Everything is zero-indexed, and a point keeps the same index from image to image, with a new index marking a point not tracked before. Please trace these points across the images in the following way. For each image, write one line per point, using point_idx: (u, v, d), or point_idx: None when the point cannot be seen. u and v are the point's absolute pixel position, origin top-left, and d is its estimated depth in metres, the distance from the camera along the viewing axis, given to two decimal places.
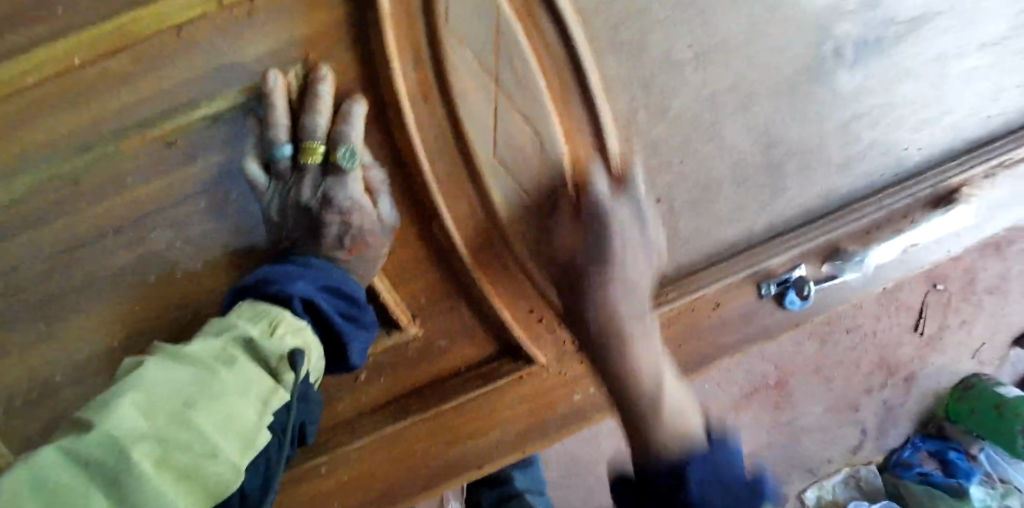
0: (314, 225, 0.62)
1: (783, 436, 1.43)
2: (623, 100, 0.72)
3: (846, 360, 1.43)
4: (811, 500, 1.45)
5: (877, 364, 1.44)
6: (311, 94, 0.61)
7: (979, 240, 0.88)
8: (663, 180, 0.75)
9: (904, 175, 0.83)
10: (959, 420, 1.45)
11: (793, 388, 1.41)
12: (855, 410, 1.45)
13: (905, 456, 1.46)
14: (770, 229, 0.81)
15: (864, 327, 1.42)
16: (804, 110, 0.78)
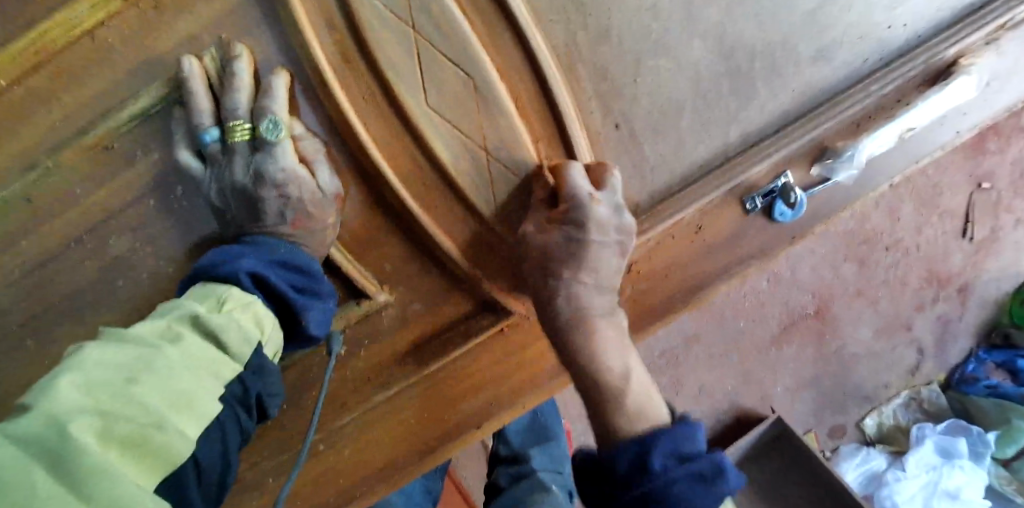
0: (254, 204, 0.62)
1: (829, 366, 1.36)
2: (557, 27, 0.68)
3: (891, 278, 1.34)
4: (871, 428, 1.38)
5: (926, 278, 1.34)
6: (229, 73, 0.61)
7: (991, 116, 0.80)
8: (618, 106, 0.72)
9: (890, 56, 0.75)
10: None
11: (834, 315, 1.34)
12: (908, 329, 1.37)
13: (969, 371, 1.36)
14: (746, 140, 0.76)
15: (905, 241, 1.32)
16: (763, 6, 0.71)
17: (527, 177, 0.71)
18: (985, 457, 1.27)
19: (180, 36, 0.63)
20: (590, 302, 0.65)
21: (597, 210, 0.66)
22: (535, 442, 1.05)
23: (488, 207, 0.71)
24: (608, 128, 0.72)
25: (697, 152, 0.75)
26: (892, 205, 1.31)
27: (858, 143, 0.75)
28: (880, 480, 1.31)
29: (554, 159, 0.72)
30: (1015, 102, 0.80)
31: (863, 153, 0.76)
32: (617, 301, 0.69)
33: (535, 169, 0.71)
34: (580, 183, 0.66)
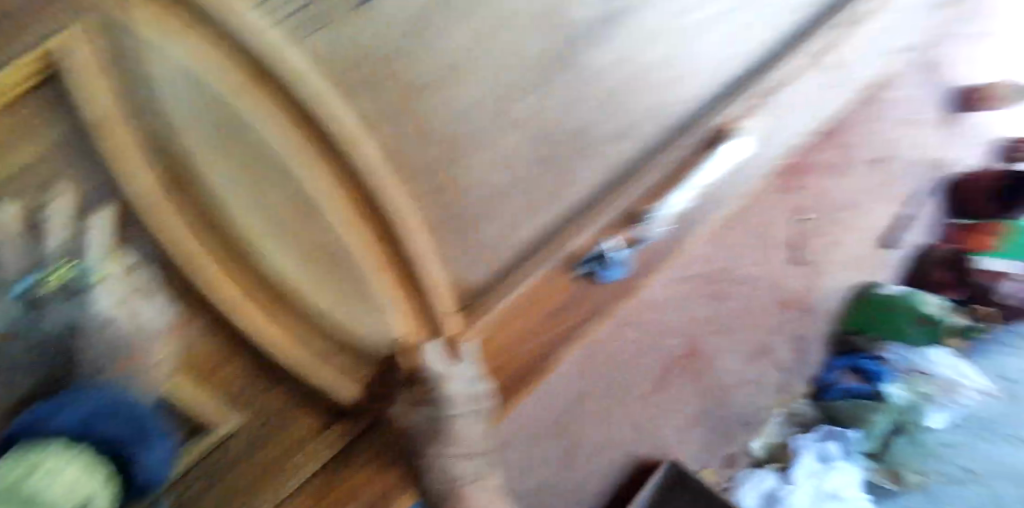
0: (68, 344, 0.58)
1: (703, 399, 1.59)
2: (386, 135, 0.67)
3: (730, 314, 1.58)
4: (756, 448, 1.74)
5: (753, 309, 1.64)
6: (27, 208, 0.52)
7: (750, 173, 1.00)
8: (449, 198, 0.75)
9: (675, 127, 0.87)
10: (866, 329, 1.85)
11: (696, 353, 1.53)
12: (758, 357, 1.65)
13: (828, 379, 1.81)
14: (568, 214, 0.84)
15: (737, 282, 1.58)
16: (567, 96, 0.77)
17: (393, 353, 0.77)
18: (856, 452, 1.69)
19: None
20: (444, 433, 0.82)
21: (454, 387, 0.81)
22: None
23: (337, 311, 0.71)
24: (442, 219, 0.75)
25: (525, 231, 0.82)
26: (724, 251, 1.52)
27: (667, 197, 0.87)
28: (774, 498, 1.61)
29: (395, 261, 0.73)
30: (773, 155, 1.00)
31: (673, 207, 0.88)
32: (461, 400, 0.83)
33: (400, 347, 0.77)
34: (435, 365, 0.78)
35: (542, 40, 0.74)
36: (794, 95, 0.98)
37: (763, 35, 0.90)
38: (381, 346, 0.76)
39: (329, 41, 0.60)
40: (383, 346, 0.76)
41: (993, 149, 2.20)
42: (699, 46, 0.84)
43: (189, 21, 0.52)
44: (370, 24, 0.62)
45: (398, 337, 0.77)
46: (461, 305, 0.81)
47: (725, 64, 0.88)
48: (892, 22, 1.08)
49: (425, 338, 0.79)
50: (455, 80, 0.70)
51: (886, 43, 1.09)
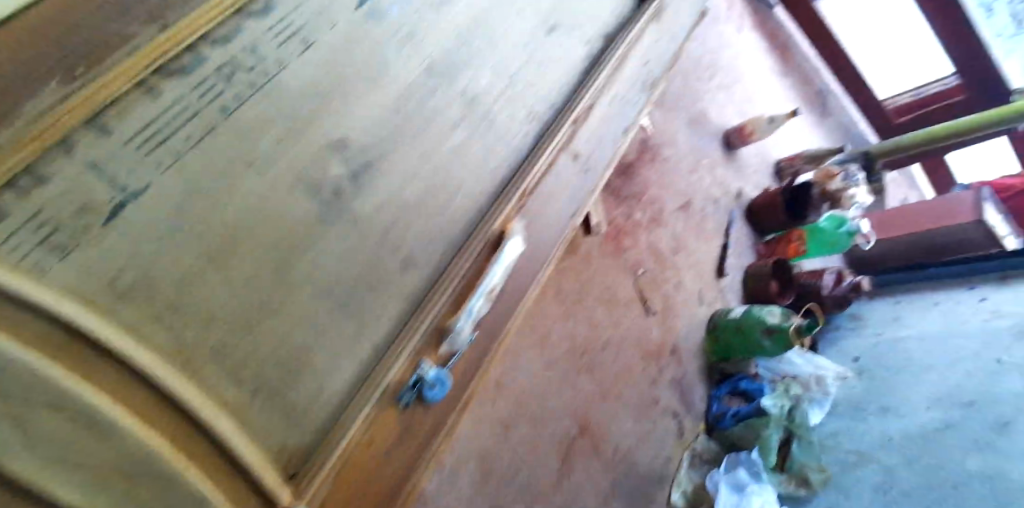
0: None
1: (603, 464, 1.91)
2: (162, 333, 0.70)
3: (595, 387, 1.95)
4: (678, 499, 2.01)
5: (615, 377, 2.01)
6: None
7: (551, 260, 1.07)
8: (250, 374, 0.77)
9: (460, 244, 0.95)
10: (729, 355, 2.24)
11: (576, 428, 1.88)
12: (644, 414, 2.05)
13: (715, 409, 2.18)
14: (377, 351, 0.88)
15: (593, 362, 1.96)
16: (341, 247, 0.84)
17: None
18: (760, 472, 1.95)
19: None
20: None
21: None
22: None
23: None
24: (247, 396, 0.76)
25: (337, 381, 0.84)
26: (570, 341, 1.92)
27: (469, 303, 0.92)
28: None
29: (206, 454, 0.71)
30: (563, 234, 1.07)
31: (478, 311, 0.92)
32: None
33: None
34: None
35: (303, 204, 0.81)
36: (565, 177, 1.07)
37: (509, 144, 1.03)
38: None
39: (82, 267, 0.64)
40: None
41: (758, 177, 2.65)
42: (454, 171, 0.95)
43: None
44: (119, 234, 0.67)
45: None
46: (289, 471, 0.80)
47: (484, 178, 0.99)
48: (635, 96, 1.23)
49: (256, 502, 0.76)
50: (224, 264, 0.75)
51: (637, 106, 1.23)
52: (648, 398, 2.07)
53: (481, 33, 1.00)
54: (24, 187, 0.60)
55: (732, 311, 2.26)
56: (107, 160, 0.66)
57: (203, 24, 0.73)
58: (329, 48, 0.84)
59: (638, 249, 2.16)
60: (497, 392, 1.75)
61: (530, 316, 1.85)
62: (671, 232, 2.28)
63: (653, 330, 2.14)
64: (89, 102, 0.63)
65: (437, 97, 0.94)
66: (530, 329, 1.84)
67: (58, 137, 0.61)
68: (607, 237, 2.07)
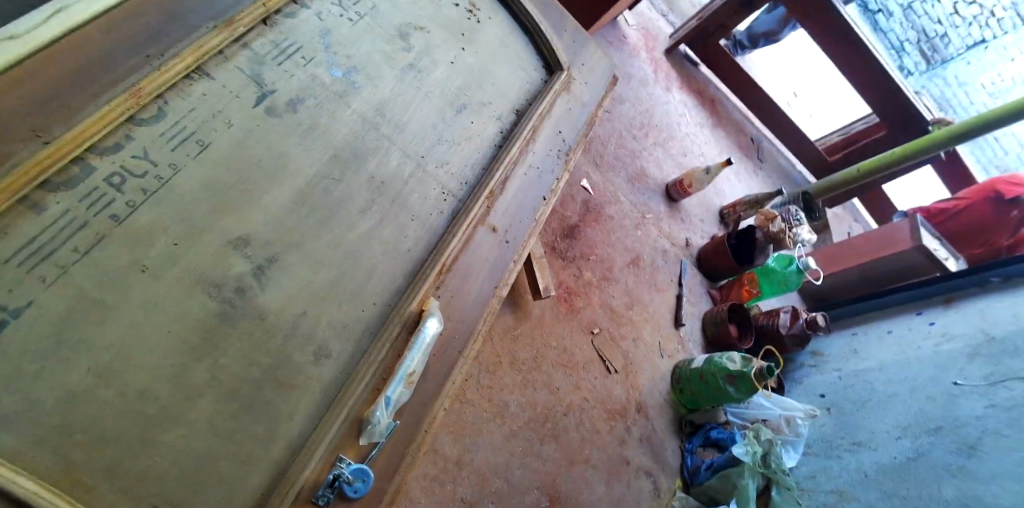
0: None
1: None
2: (44, 456, 0.68)
3: (563, 453, 1.86)
4: None
5: (583, 440, 1.93)
6: None
7: (478, 336, 1.05)
8: (149, 488, 0.73)
9: (377, 328, 0.93)
10: (696, 406, 2.19)
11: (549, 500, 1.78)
12: (617, 478, 1.96)
13: (691, 463, 2.12)
14: (292, 449, 0.82)
15: (559, 428, 1.89)
16: (245, 344, 0.83)
17: None
18: None
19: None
20: None
21: None
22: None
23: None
24: None
25: (247, 488, 0.78)
26: (534, 408, 1.86)
27: (386, 389, 0.88)
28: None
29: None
30: (485, 306, 1.06)
31: (396, 397, 0.89)
32: None
33: None
34: None
35: (201, 303, 0.81)
36: (484, 249, 1.07)
37: (424, 223, 1.03)
38: None
39: None
40: None
41: (703, 225, 2.73)
42: (366, 253, 0.96)
43: None
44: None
45: None
46: None
47: (400, 259, 0.99)
48: (552, 163, 1.25)
49: None
50: (115, 375, 0.74)
51: (556, 171, 1.25)
52: (619, 461, 1.98)
53: (387, 118, 1.05)
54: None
55: (693, 361, 2.23)
56: None
57: (89, 136, 0.79)
58: (224, 151, 0.89)
59: (591, 307, 2.15)
60: (457, 469, 1.64)
61: (486, 385, 1.78)
62: (623, 288, 2.29)
63: (616, 388, 2.09)
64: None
65: (343, 187, 0.97)
66: (487, 400, 1.77)
67: None
68: (558, 299, 2.07)
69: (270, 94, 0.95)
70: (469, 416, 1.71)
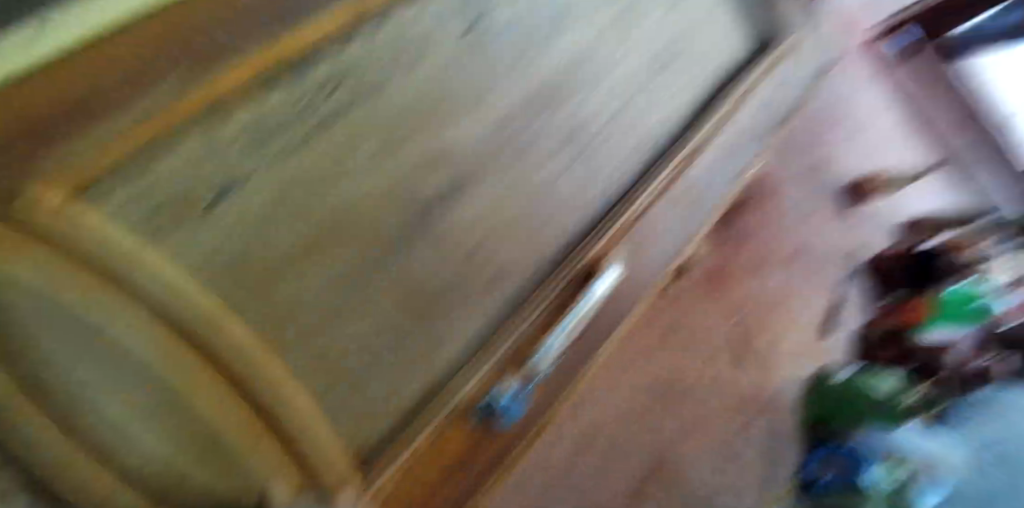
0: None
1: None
2: (251, 314, 0.72)
3: (682, 433, 1.68)
4: None
5: (710, 425, 1.73)
6: None
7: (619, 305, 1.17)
8: (328, 366, 0.81)
9: (544, 273, 1.03)
10: (828, 420, 1.85)
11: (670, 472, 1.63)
12: (735, 459, 1.75)
13: (807, 474, 1.81)
14: (455, 363, 0.95)
15: (688, 402, 1.71)
16: (428, 254, 0.89)
17: None
18: None
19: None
20: None
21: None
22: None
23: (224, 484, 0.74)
24: (321, 390, 0.80)
25: (413, 386, 0.91)
26: (663, 374, 1.68)
27: (549, 336, 1.02)
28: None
29: (286, 437, 0.75)
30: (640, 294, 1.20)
31: (553, 346, 1.03)
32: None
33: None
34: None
35: (396, 211, 0.85)
36: (649, 234, 1.18)
37: (602, 187, 1.10)
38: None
39: (186, 246, 0.66)
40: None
41: None
42: (546, 199, 1.01)
43: (53, 239, 0.54)
44: (221, 221, 0.70)
45: None
46: (359, 460, 0.85)
47: (576, 212, 1.07)
48: (729, 158, 1.30)
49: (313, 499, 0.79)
50: (317, 260, 0.79)
51: (726, 170, 1.30)
52: (733, 451, 1.76)
53: (589, 66, 1.04)
54: (148, 158, 0.62)
55: (836, 374, 1.91)
56: (222, 149, 0.68)
57: (329, 24, 0.74)
58: (436, 67, 0.87)
59: (744, 291, 1.90)
60: (559, 426, 1.49)
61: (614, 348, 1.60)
62: (784, 277, 1.98)
63: (758, 381, 1.86)
64: (228, 86, 0.66)
65: (536, 126, 0.97)
66: (608, 361, 1.59)
67: (175, 119, 0.63)
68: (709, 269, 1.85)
69: (487, 15, 0.91)
70: (598, 371, 1.57)
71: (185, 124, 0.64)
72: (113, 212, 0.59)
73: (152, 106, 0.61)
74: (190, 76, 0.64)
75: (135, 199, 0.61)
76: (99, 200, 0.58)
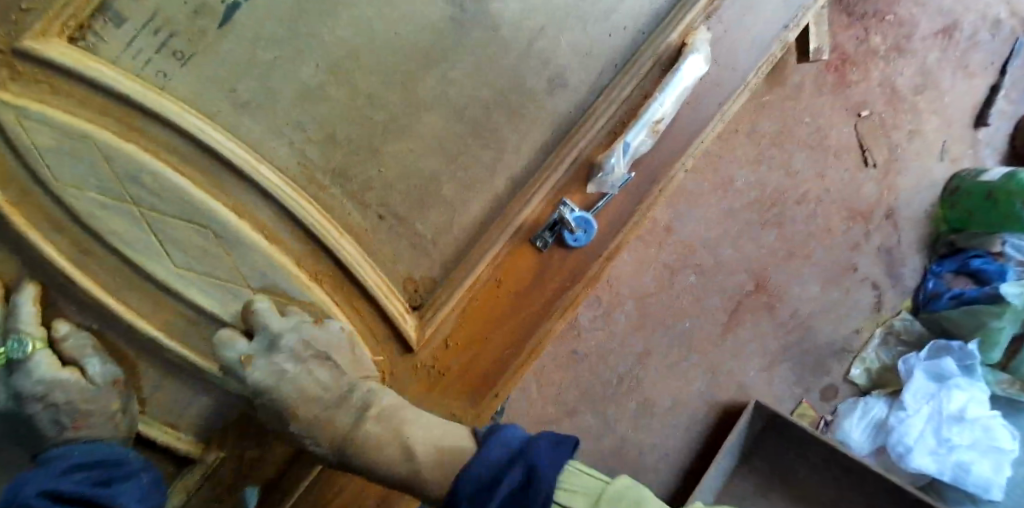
0: (17, 402, 0.64)
1: (791, 334, 1.43)
2: (282, 149, 0.69)
3: (782, 249, 1.41)
4: (859, 376, 1.44)
5: (825, 231, 1.42)
6: (8, 307, 0.64)
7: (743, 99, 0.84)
8: (373, 196, 0.72)
9: (624, 60, 0.76)
10: (965, 227, 1.41)
11: (772, 284, 1.41)
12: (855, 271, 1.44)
13: (930, 288, 1.43)
14: (515, 184, 0.76)
15: (797, 209, 1.40)
16: (477, 56, 0.72)
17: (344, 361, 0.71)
18: (977, 368, 1.30)
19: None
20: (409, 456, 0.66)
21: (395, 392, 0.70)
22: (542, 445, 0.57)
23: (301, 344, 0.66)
24: (371, 220, 0.73)
25: (473, 210, 0.75)
26: (764, 181, 1.38)
27: (625, 134, 0.72)
28: (887, 428, 1.33)
29: (340, 286, 0.72)
30: (757, 66, 0.79)
31: (637, 145, 0.73)
32: None
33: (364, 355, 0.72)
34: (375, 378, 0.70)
35: (432, 8, 0.70)
36: None
37: None
38: None
39: (200, 81, 0.67)
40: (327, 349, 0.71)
41: None
42: None
43: (62, 84, 0.63)
44: (234, 42, 0.67)
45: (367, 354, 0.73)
46: (414, 304, 0.75)
47: None
48: None
49: (376, 326, 0.74)
50: (350, 73, 0.69)
51: None
52: (851, 266, 1.44)
53: None
54: None
55: (987, 172, 1.38)
56: None
57: None
58: None
59: (886, 69, 1.41)
60: (666, 236, 1.34)
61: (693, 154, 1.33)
62: (918, 63, 1.42)
63: (893, 176, 1.43)
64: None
65: None
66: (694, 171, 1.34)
67: None
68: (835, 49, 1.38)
69: None
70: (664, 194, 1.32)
71: None
72: (118, 55, 0.65)
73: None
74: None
75: (138, 38, 0.65)
76: (98, 50, 0.64)
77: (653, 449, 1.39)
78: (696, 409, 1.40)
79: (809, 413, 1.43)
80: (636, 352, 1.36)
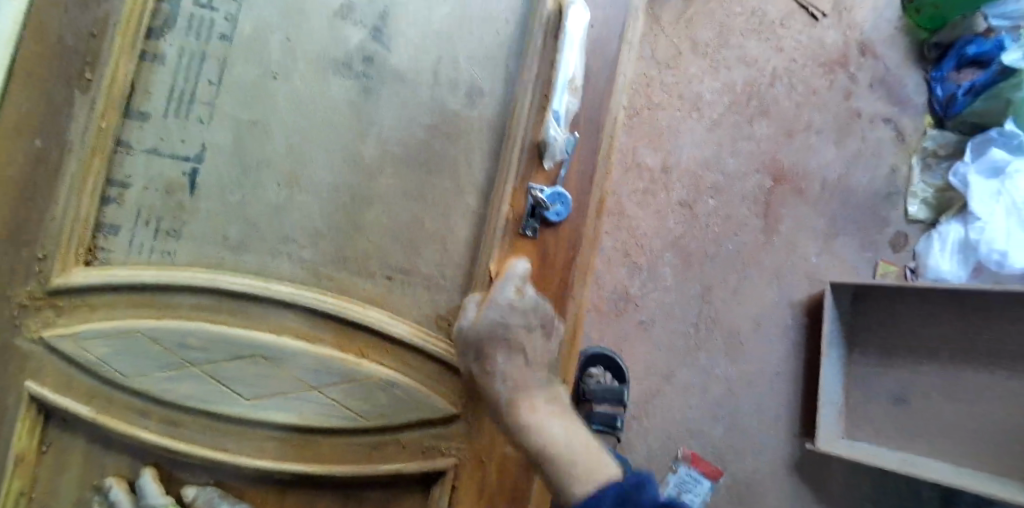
0: None
1: (833, 204, 1.34)
2: (284, 263, 0.78)
3: (781, 133, 1.33)
4: (919, 212, 1.33)
5: (809, 97, 1.34)
6: (139, 490, 0.73)
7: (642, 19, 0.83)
8: (373, 262, 0.80)
9: (515, 43, 0.83)
10: (942, 25, 1.31)
11: (790, 170, 1.33)
12: (859, 116, 1.35)
13: (941, 96, 1.32)
14: (483, 193, 0.82)
15: (772, 93, 1.33)
16: (398, 106, 0.80)
17: (421, 407, 0.77)
18: None
19: (67, 498, 0.74)
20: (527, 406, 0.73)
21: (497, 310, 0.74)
22: (610, 493, 0.66)
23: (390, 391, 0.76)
24: (384, 284, 0.80)
25: (461, 231, 0.81)
26: (731, 80, 1.32)
27: (551, 103, 0.77)
28: (972, 245, 1.22)
29: (387, 352, 0.78)
30: None
31: (566, 108, 0.77)
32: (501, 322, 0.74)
33: (436, 393, 0.78)
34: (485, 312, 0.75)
35: (338, 88, 0.79)
36: None
37: None
38: (399, 404, 0.77)
39: (196, 244, 0.76)
40: (400, 405, 0.77)
41: None
42: None
43: (96, 300, 0.73)
44: (204, 201, 0.77)
45: (437, 391, 0.78)
46: (453, 335, 0.80)
47: None
48: None
49: (433, 367, 0.78)
50: (307, 174, 0.78)
51: None
52: (852, 115, 1.35)
53: None
54: (116, 195, 0.76)
55: None
56: (160, 141, 0.76)
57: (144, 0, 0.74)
58: None
59: None
60: (667, 178, 1.29)
61: (641, 101, 1.29)
62: None
63: (851, 15, 1.35)
64: (115, 96, 0.74)
65: None
66: (656, 108, 1.29)
67: (110, 143, 0.74)
68: None
69: None
70: (640, 143, 1.28)
71: (117, 155, 0.75)
72: (126, 255, 0.76)
73: (78, 159, 0.73)
74: (85, 121, 0.73)
75: (134, 235, 0.76)
76: (109, 262, 0.75)
77: (762, 377, 1.30)
78: (782, 319, 1.31)
79: (892, 269, 1.32)
80: (696, 294, 1.29)
